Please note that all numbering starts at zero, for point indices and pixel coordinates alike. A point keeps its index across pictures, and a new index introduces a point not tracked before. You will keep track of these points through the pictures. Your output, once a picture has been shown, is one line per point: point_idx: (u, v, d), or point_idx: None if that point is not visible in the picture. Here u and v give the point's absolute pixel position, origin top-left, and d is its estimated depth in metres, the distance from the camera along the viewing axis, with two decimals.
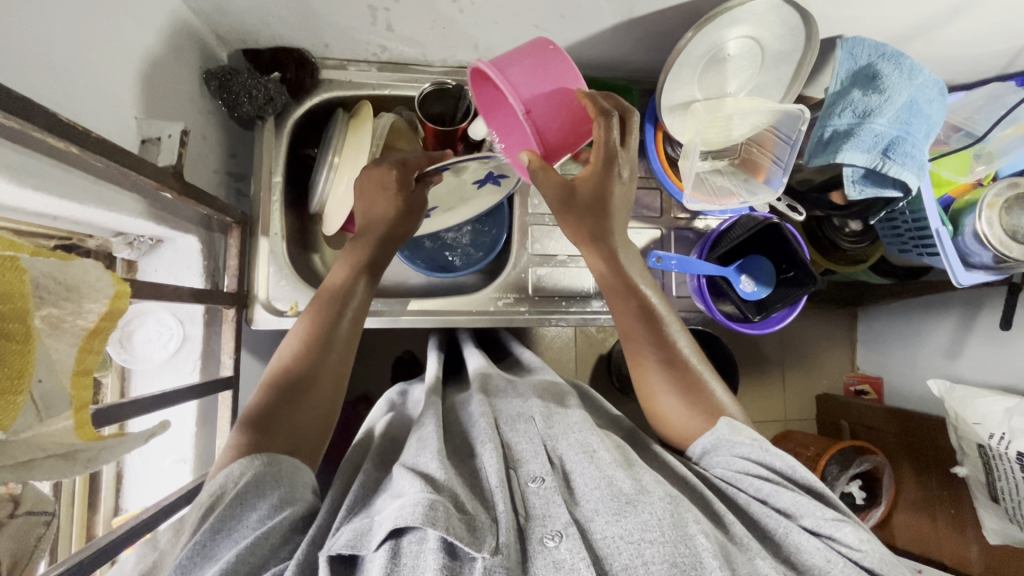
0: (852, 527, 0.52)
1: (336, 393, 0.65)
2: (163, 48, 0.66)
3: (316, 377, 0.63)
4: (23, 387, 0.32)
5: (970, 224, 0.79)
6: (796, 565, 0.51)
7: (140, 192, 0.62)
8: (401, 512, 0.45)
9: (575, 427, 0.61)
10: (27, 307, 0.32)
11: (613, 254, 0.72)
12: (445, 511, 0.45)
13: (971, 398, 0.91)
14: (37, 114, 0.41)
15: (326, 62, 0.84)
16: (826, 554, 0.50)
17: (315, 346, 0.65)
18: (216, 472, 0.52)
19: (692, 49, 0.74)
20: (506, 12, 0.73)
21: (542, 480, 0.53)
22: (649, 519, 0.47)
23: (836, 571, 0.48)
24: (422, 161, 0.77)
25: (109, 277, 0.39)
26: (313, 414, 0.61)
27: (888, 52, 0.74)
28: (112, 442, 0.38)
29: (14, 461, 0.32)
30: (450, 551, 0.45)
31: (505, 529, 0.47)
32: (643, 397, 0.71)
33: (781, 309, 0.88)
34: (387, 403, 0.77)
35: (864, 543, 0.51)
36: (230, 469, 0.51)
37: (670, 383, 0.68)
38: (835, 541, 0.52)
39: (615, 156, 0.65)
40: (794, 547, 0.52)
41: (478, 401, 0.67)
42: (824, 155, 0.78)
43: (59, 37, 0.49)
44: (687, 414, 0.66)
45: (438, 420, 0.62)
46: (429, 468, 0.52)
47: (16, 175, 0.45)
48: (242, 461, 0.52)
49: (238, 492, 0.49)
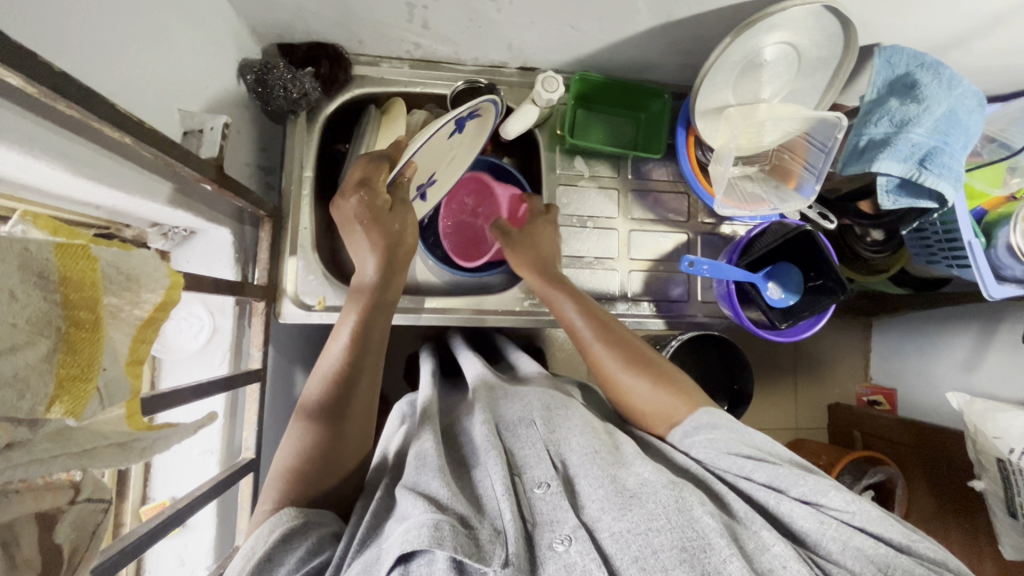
0: (838, 489, 0.52)
1: (366, 429, 0.66)
2: (205, 40, 0.67)
3: (343, 428, 0.62)
4: (92, 376, 0.32)
5: (1005, 237, 0.79)
6: (795, 536, 0.51)
7: (180, 184, 0.62)
8: (407, 536, 0.45)
9: (577, 430, 0.60)
10: (96, 295, 0.32)
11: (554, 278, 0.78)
12: (451, 530, 0.46)
13: (992, 411, 0.90)
14: (98, 105, 0.41)
15: (359, 58, 0.85)
16: (818, 518, 0.50)
17: (333, 398, 0.63)
18: (254, 531, 0.54)
19: (729, 55, 0.74)
20: (543, 12, 0.73)
21: (547, 486, 0.53)
22: (654, 509, 0.48)
23: (831, 531, 0.49)
24: (383, 171, 0.71)
25: (165, 267, 0.39)
26: (343, 463, 0.62)
27: (927, 61, 0.73)
28: (165, 433, 0.38)
29: (75, 449, 0.32)
30: (459, 567, 0.46)
31: (513, 538, 0.47)
32: (617, 394, 0.70)
33: (808, 317, 0.87)
34: (399, 416, 0.76)
35: (852, 504, 0.51)
36: (260, 531, 0.53)
37: (630, 368, 0.68)
38: (822, 506, 0.52)
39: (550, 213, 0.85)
40: (788, 518, 0.52)
41: (478, 410, 0.65)
42: (858, 163, 0.78)
43: (113, 28, 0.49)
44: (650, 395, 0.67)
45: (435, 435, 0.61)
46: (432, 487, 0.52)
47: (72, 164, 0.45)
48: (273, 517, 0.53)
49: (267, 548, 0.50)
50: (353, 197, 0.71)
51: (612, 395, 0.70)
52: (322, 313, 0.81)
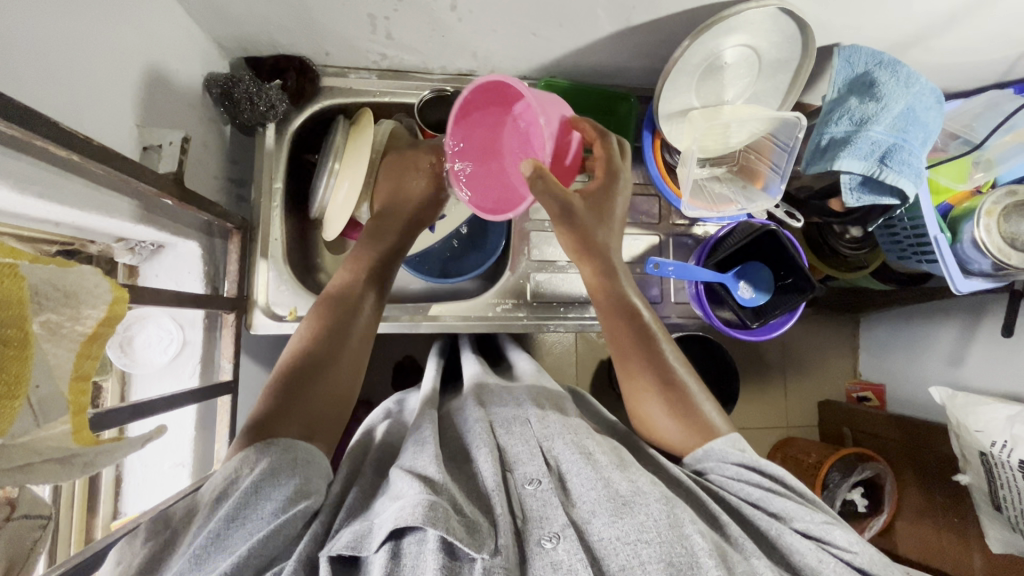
0: (841, 529, 0.51)
1: (353, 379, 0.66)
2: (166, 56, 0.67)
3: (336, 357, 0.64)
4: (20, 392, 0.33)
5: (969, 232, 0.79)
6: (791, 568, 0.50)
7: (140, 199, 0.63)
8: (401, 513, 0.44)
9: (569, 429, 0.59)
10: (24, 313, 0.33)
11: (605, 269, 0.71)
12: (445, 512, 0.45)
13: (973, 405, 0.90)
14: (40, 124, 0.41)
15: (326, 69, 0.85)
16: (818, 554, 0.49)
17: (330, 332, 0.65)
18: (235, 452, 0.54)
19: (689, 58, 0.75)
20: (504, 20, 0.73)
21: (538, 483, 0.52)
22: (646, 520, 0.46)
23: (829, 571, 0.47)
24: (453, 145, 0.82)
25: (107, 282, 0.39)
26: (327, 398, 0.61)
27: (885, 60, 0.74)
28: (109, 447, 0.39)
29: (9, 465, 0.33)
30: (450, 551, 0.45)
31: (504, 532, 0.47)
32: (631, 401, 0.68)
33: (778, 315, 0.89)
34: (385, 411, 0.77)
35: (855, 544, 0.50)
36: (243, 457, 0.52)
37: (662, 400, 0.64)
38: (826, 543, 0.51)
39: (615, 173, 0.73)
40: (787, 549, 0.50)
41: (472, 406, 0.66)
42: (821, 162, 0.79)
43: (63, 48, 0.50)
44: (678, 430, 0.63)
45: (434, 426, 0.62)
46: (427, 471, 0.51)
47: (17, 182, 0.46)
48: (256, 447, 0.52)
49: (254, 481, 0.49)
50: (423, 167, 0.80)
51: (634, 415, 0.68)
52: (293, 324, 0.82)
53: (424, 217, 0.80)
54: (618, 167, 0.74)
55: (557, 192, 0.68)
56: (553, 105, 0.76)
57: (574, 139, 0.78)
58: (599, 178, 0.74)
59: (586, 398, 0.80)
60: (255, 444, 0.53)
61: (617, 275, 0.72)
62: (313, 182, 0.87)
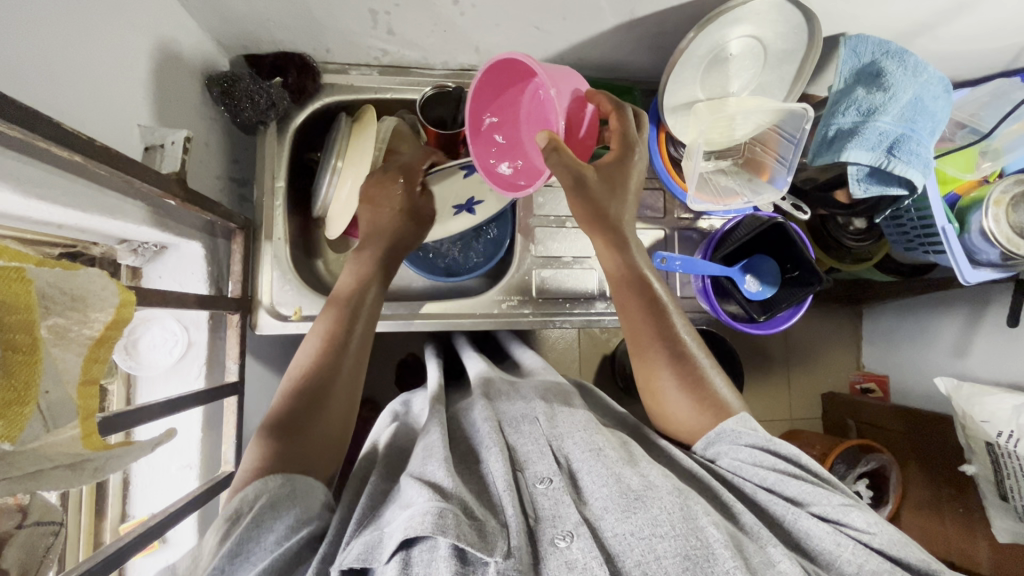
0: (859, 510, 0.51)
1: (348, 416, 0.64)
2: (164, 52, 0.66)
3: (332, 393, 0.62)
4: (28, 399, 0.32)
5: (977, 222, 0.79)
6: (806, 552, 0.50)
7: (143, 200, 0.62)
8: (411, 522, 0.44)
9: (580, 426, 0.59)
10: (33, 317, 0.32)
11: (622, 245, 0.69)
12: (454, 518, 0.45)
13: (979, 395, 0.89)
14: (42, 125, 0.41)
15: (327, 66, 0.84)
16: (835, 538, 0.48)
17: (328, 355, 0.64)
18: (235, 493, 0.52)
19: (694, 49, 0.74)
20: (507, 15, 0.73)
21: (549, 481, 0.52)
22: (659, 514, 0.46)
23: (846, 554, 0.47)
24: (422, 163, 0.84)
25: (114, 285, 0.39)
26: (325, 440, 0.60)
27: (891, 50, 0.73)
28: (118, 452, 0.38)
29: (20, 472, 0.32)
30: (461, 557, 0.44)
31: (516, 532, 0.46)
32: (643, 377, 0.67)
33: (785, 309, 0.88)
34: (391, 413, 0.76)
35: (874, 525, 0.49)
36: (245, 493, 0.51)
37: (677, 379, 0.63)
38: (843, 526, 0.50)
39: (633, 144, 0.69)
40: (803, 533, 0.50)
41: (480, 406, 0.65)
42: (828, 154, 0.78)
43: (61, 48, 0.49)
44: (693, 411, 0.63)
45: (443, 428, 0.61)
46: (437, 476, 0.51)
47: (20, 184, 0.45)
48: (257, 483, 0.51)
49: (255, 514, 0.49)
50: (395, 180, 0.82)
51: (649, 401, 0.67)
52: (298, 324, 0.81)
53: (403, 241, 0.80)
54: (635, 140, 0.69)
55: (571, 162, 0.64)
56: (564, 79, 0.71)
57: (587, 112, 0.74)
58: (615, 150, 0.69)
59: (594, 391, 0.79)
60: (258, 480, 0.52)
61: (633, 249, 0.69)
62: (315, 180, 0.87)
